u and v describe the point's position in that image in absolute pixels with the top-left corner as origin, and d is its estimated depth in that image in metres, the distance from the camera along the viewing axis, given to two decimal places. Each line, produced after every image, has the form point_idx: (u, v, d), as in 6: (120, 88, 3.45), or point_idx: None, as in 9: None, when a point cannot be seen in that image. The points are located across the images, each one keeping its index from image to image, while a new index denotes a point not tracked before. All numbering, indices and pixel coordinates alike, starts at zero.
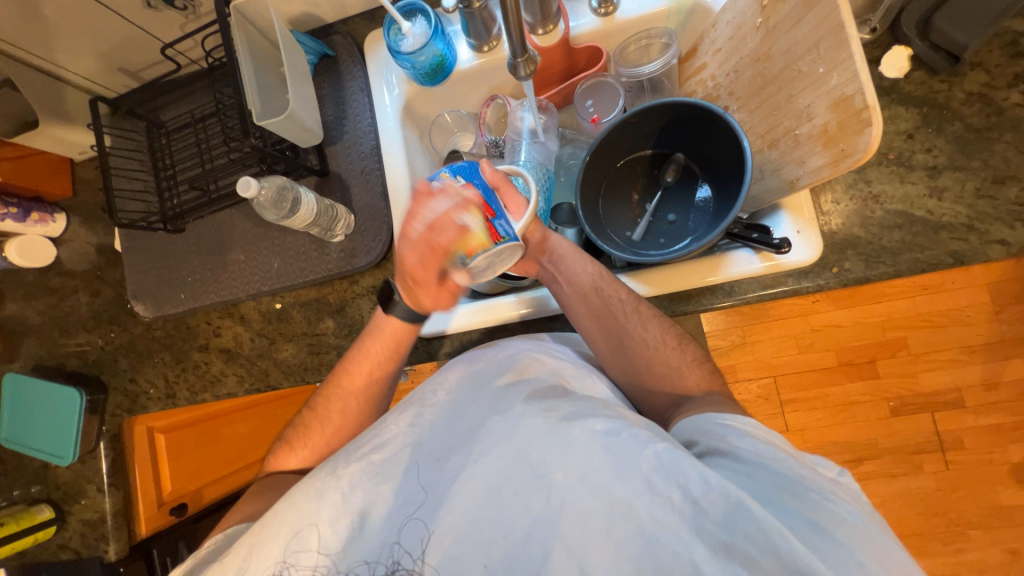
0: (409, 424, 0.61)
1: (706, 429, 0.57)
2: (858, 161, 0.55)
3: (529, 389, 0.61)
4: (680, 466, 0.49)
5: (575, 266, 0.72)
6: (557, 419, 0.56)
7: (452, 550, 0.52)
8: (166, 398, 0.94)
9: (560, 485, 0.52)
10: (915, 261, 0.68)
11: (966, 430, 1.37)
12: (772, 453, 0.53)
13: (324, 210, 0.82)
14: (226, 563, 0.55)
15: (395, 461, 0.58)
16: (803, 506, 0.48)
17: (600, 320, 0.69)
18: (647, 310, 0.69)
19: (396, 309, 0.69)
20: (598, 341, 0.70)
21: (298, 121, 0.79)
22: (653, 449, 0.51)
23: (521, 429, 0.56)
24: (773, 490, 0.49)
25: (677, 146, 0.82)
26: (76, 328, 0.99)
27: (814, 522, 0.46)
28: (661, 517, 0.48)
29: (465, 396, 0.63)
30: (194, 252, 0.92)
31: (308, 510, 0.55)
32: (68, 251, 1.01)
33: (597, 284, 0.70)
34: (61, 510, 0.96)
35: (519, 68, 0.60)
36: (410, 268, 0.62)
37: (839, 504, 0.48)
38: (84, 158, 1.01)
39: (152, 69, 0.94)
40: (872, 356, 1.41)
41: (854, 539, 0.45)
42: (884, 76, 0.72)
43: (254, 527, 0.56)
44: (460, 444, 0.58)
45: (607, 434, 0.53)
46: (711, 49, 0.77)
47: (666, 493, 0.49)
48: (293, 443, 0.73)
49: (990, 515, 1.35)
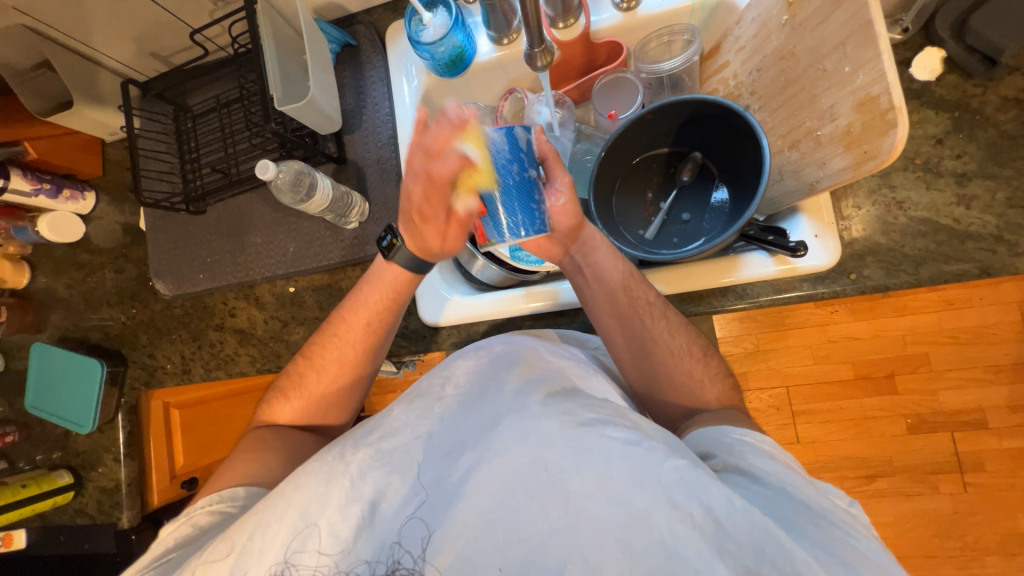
0: (418, 417, 0.61)
1: (723, 443, 0.57)
2: (881, 163, 0.54)
3: (543, 387, 0.61)
4: (704, 484, 0.49)
5: (605, 262, 0.72)
6: (575, 424, 0.55)
7: (464, 549, 0.52)
8: (181, 374, 0.96)
9: (577, 491, 0.51)
10: (939, 272, 0.66)
11: (987, 452, 1.32)
12: (788, 475, 0.53)
13: (340, 197, 0.83)
14: (227, 541, 0.54)
15: (406, 452, 0.59)
16: (829, 539, 0.47)
17: (622, 320, 0.69)
18: (674, 318, 0.70)
19: (397, 255, 0.72)
20: (616, 339, 0.71)
21: (317, 107, 0.81)
22: (674, 463, 0.50)
23: (536, 431, 0.55)
24: (797, 518, 0.48)
25: (695, 146, 0.81)
26: (100, 304, 1.02)
27: (839, 556, 0.46)
28: (680, 532, 0.47)
29: (478, 394, 0.63)
30: (214, 234, 0.95)
31: (317, 494, 0.55)
32: (96, 229, 1.04)
33: (627, 284, 0.70)
34: (79, 476, 1.00)
35: (536, 58, 0.62)
36: (424, 220, 0.65)
37: (864, 542, 0.47)
38: (115, 139, 1.04)
39: (181, 54, 0.97)
40: (890, 371, 1.37)
41: (875, 575, 0.45)
42: (914, 78, 0.70)
43: (258, 505, 0.56)
44: (472, 440, 0.59)
45: (626, 443, 0.52)
46: (735, 47, 0.76)
47: (687, 507, 0.48)
48: (287, 393, 0.76)
49: (1009, 542, 1.30)
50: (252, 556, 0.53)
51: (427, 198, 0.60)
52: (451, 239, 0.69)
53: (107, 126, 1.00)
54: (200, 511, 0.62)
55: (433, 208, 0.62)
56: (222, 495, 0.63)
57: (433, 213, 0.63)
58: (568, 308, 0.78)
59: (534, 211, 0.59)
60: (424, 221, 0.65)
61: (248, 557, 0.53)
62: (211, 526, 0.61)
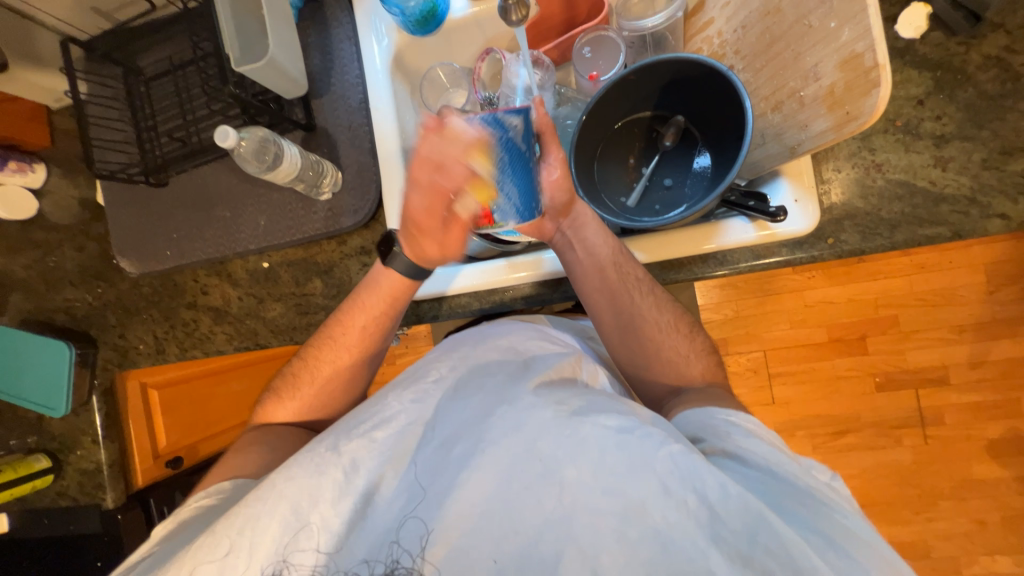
0: (411, 404, 0.62)
1: (711, 426, 0.59)
2: (863, 125, 0.53)
3: (536, 376, 0.62)
4: (697, 472, 0.50)
5: (595, 238, 0.72)
6: (567, 413, 0.56)
7: (459, 543, 0.52)
8: (156, 353, 0.94)
9: (572, 482, 0.52)
10: (912, 235, 0.67)
11: (948, 406, 1.40)
12: (772, 454, 0.55)
13: (309, 165, 0.80)
14: (216, 534, 0.54)
15: (399, 442, 0.60)
16: (816, 518, 0.49)
17: (610, 297, 0.71)
18: (661, 295, 0.72)
19: (395, 261, 0.71)
20: (605, 316, 0.72)
21: (279, 68, 0.75)
22: (669, 450, 0.51)
23: (530, 421, 0.56)
24: (785, 498, 0.50)
25: (678, 109, 0.79)
26: (62, 284, 0.98)
27: (828, 537, 0.48)
28: (675, 521, 0.49)
29: (469, 383, 0.63)
30: (178, 208, 0.90)
31: (310, 486, 0.56)
32: (50, 204, 0.98)
33: (615, 259, 0.71)
34: (57, 460, 0.98)
35: (511, 12, 0.59)
36: (421, 232, 0.65)
37: (848, 518, 0.50)
38: (61, 106, 0.97)
39: (127, 10, 0.89)
40: (862, 333, 1.41)
41: (864, 555, 0.47)
42: (899, 36, 0.68)
43: (249, 497, 0.56)
44: (466, 430, 0.58)
45: (620, 432, 0.53)
46: (720, 3, 0.72)
47: (681, 497, 0.49)
48: (282, 394, 0.76)
49: (962, 488, 1.40)
50: (246, 551, 0.54)
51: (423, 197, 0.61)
52: (452, 244, 0.67)
53: (50, 91, 0.92)
54: (190, 507, 0.63)
55: (431, 219, 0.63)
56: (209, 490, 0.64)
57: (431, 225, 0.64)
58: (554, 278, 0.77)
59: (530, 191, 0.60)
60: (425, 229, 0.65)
61: (240, 552, 0.54)
62: (196, 517, 0.62)
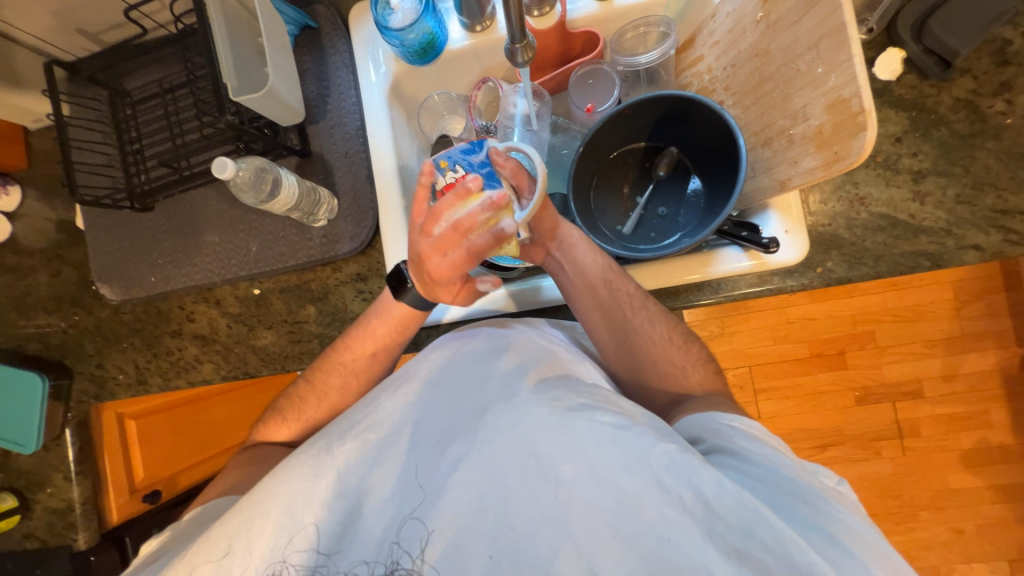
0: (405, 405, 0.61)
1: (712, 428, 0.59)
2: (850, 165, 0.55)
3: (532, 372, 0.60)
4: (693, 468, 0.50)
5: (586, 256, 0.71)
6: (563, 410, 0.55)
7: (455, 541, 0.51)
8: (136, 384, 0.90)
9: (567, 478, 0.51)
10: (895, 263, 0.70)
11: (923, 418, 1.45)
12: (777, 457, 0.55)
13: (306, 193, 0.79)
14: (211, 539, 0.54)
15: (391, 444, 0.58)
16: (820, 518, 0.49)
17: (605, 314, 0.69)
18: (655, 308, 0.70)
19: (408, 295, 0.69)
20: (600, 333, 0.70)
21: (278, 98, 0.75)
22: (663, 447, 0.51)
23: (526, 419, 0.55)
24: (783, 496, 0.51)
25: (670, 140, 0.81)
26: (35, 310, 0.93)
27: (829, 534, 0.47)
28: (672, 517, 0.48)
29: (464, 380, 0.62)
30: (164, 233, 0.88)
31: (303, 488, 0.55)
32: (23, 227, 0.94)
33: (606, 277, 0.70)
34: (24, 498, 0.92)
35: (517, 54, 0.59)
36: (434, 282, 0.63)
37: (853, 520, 0.49)
38: (39, 127, 0.94)
39: (114, 32, 0.87)
40: (842, 348, 1.46)
41: (865, 552, 0.47)
42: (877, 77, 0.72)
43: (243, 501, 0.56)
44: (461, 428, 0.58)
45: (615, 428, 0.53)
46: (710, 41, 0.76)
47: (678, 492, 0.49)
48: (286, 415, 0.73)
49: (939, 497, 1.44)
50: (241, 553, 0.53)
51: (449, 267, 0.61)
52: (463, 297, 0.68)
53: (28, 112, 0.89)
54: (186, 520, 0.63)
55: (450, 275, 0.62)
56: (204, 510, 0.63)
57: (446, 277, 0.62)
58: (550, 305, 0.78)
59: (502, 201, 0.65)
60: (436, 284, 0.64)
61: (236, 551, 0.53)
62: (191, 529, 0.61)
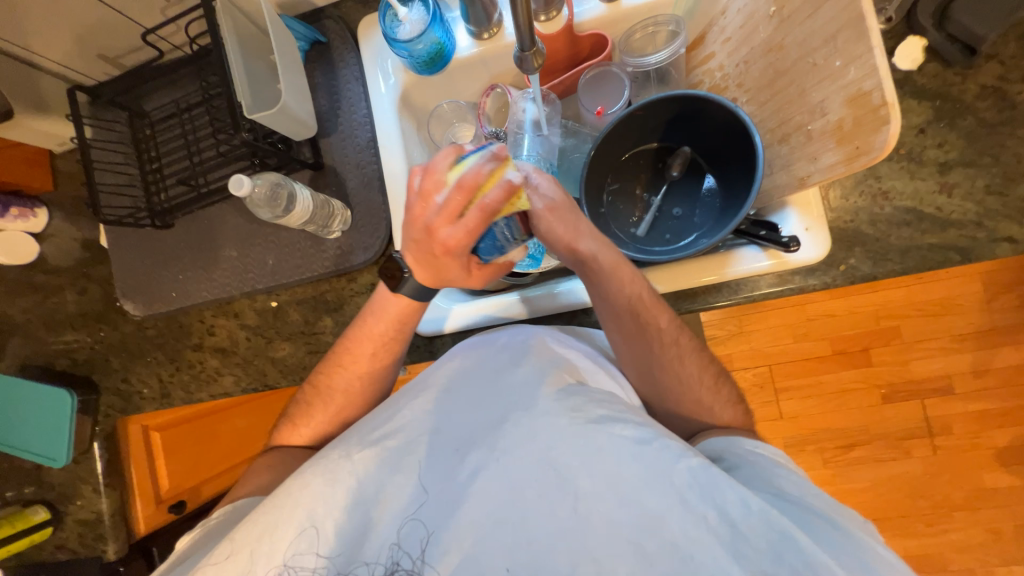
0: (424, 411, 0.60)
1: (738, 450, 0.59)
2: (874, 159, 0.53)
3: (553, 378, 0.59)
4: (718, 487, 0.49)
5: (614, 282, 0.65)
6: (585, 422, 0.54)
7: (472, 554, 0.51)
8: (161, 398, 0.92)
9: (586, 491, 0.51)
10: (922, 258, 0.67)
11: (954, 415, 1.40)
12: (804, 482, 0.54)
13: (320, 207, 0.80)
14: (236, 541, 0.55)
15: (409, 451, 0.58)
16: (850, 541, 0.48)
17: (629, 341, 0.66)
18: (688, 344, 0.66)
19: (404, 286, 0.65)
20: (624, 353, 0.67)
21: (291, 114, 0.76)
22: (687, 464, 0.50)
23: (546, 429, 0.54)
24: (813, 518, 0.50)
25: (684, 140, 0.80)
26: (63, 327, 0.96)
27: (861, 560, 0.46)
28: (695, 534, 0.48)
29: (484, 387, 0.61)
30: (184, 249, 0.89)
31: (323, 494, 0.55)
32: (51, 247, 0.97)
33: (635, 305, 0.64)
34: (56, 511, 0.95)
35: (527, 61, 0.58)
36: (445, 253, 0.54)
37: (885, 549, 0.48)
38: (64, 150, 0.97)
39: (133, 55, 0.90)
40: (867, 345, 1.42)
41: None
42: (897, 67, 0.70)
43: (266, 504, 0.56)
44: (479, 437, 0.57)
45: (637, 442, 0.52)
46: (721, 38, 0.74)
47: (701, 511, 0.48)
48: (296, 419, 0.73)
49: (974, 498, 1.39)
50: (264, 556, 0.54)
51: (462, 234, 0.51)
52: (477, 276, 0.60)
53: (53, 135, 0.92)
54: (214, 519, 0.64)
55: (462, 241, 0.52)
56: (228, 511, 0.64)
57: (459, 246, 0.53)
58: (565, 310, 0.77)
59: None
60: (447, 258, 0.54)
61: (259, 555, 0.54)
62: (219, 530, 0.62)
